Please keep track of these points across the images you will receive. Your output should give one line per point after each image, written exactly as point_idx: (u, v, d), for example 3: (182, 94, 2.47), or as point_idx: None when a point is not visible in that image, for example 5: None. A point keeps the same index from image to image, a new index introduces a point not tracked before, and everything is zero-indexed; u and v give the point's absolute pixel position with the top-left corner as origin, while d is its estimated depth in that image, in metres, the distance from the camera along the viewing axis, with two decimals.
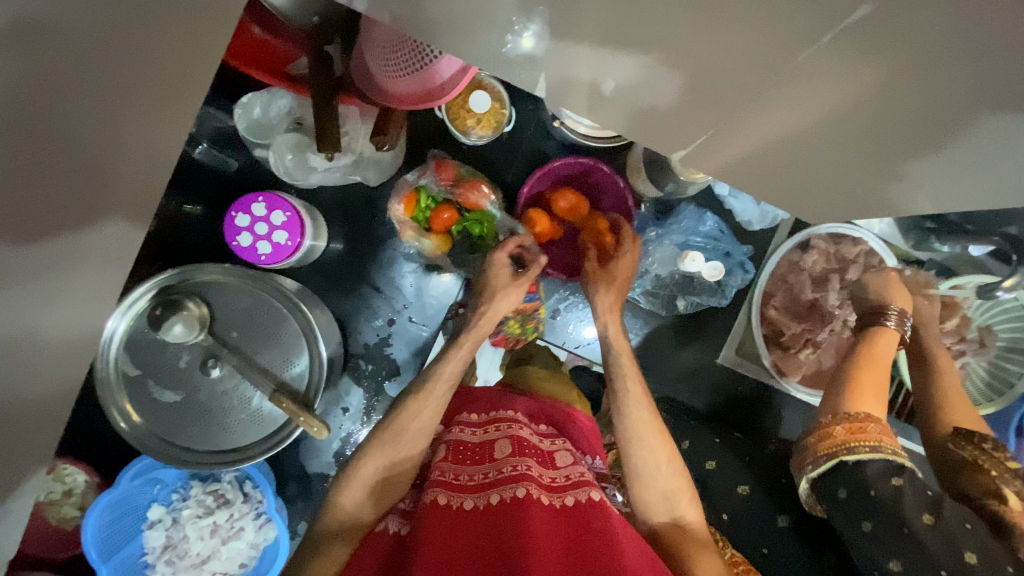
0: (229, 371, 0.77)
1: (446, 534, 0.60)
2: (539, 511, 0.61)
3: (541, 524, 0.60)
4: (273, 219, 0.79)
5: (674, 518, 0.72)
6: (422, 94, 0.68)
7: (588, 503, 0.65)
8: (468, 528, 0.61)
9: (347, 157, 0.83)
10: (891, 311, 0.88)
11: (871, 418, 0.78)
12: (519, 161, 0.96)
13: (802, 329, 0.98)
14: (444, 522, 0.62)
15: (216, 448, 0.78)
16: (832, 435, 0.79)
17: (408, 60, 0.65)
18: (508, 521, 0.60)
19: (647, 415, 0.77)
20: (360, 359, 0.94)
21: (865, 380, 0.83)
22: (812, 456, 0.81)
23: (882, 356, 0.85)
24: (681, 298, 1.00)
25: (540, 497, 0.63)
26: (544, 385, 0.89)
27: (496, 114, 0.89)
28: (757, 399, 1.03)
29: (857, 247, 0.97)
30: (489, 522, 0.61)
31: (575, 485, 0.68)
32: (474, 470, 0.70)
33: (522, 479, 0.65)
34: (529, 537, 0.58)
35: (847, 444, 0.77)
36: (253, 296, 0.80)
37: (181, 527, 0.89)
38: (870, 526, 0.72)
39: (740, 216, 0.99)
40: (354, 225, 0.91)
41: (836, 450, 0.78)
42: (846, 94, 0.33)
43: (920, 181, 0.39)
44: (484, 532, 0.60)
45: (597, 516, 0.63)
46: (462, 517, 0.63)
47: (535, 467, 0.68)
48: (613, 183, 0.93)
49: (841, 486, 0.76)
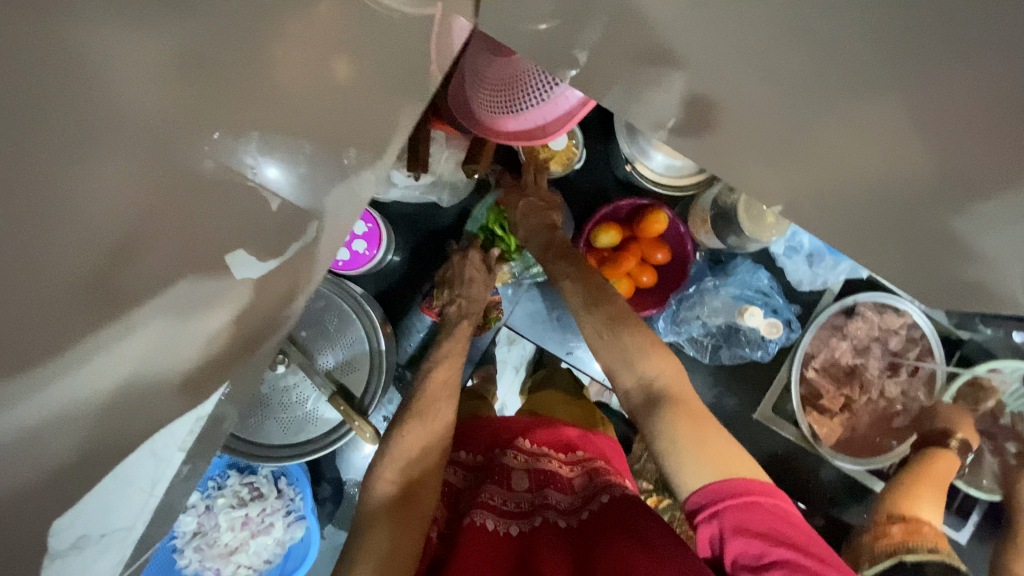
0: (292, 369, 0.80)
1: (470, 555, 0.62)
2: (551, 537, 0.66)
3: (551, 549, 0.64)
4: (355, 229, 0.84)
5: (639, 380, 0.69)
6: (522, 133, 0.69)
7: (601, 508, 0.67)
8: (492, 554, 0.64)
9: (429, 177, 0.88)
10: (954, 439, 0.93)
11: (930, 523, 0.77)
12: (583, 197, 1.00)
13: (840, 393, 1.00)
14: (474, 541, 0.65)
15: (270, 443, 0.81)
16: (889, 536, 0.78)
17: (514, 99, 0.67)
18: (526, 550, 0.65)
19: (607, 310, 0.74)
20: (406, 370, 0.96)
21: (934, 489, 0.86)
22: (870, 555, 0.79)
23: (937, 475, 0.88)
24: (725, 349, 1.01)
25: (557, 521, 0.68)
26: (562, 412, 0.94)
27: (569, 151, 0.93)
28: (789, 459, 1.03)
29: (900, 319, 0.98)
30: (512, 550, 0.65)
31: (595, 495, 0.70)
32: (496, 491, 0.72)
33: (539, 511, 0.70)
34: (540, 560, 0.62)
35: (900, 543, 0.75)
36: (325, 300, 0.84)
37: (213, 516, 0.90)
38: None
39: (791, 276, 1.01)
40: (416, 244, 0.97)
41: (892, 550, 0.75)
42: (940, 168, 0.37)
43: (986, 230, 0.41)
44: (505, 555, 0.64)
45: (606, 517, 0.64)
46: (484, 539, 0.65)
47: (552, 494, 0.72)
48: (674, 226, 0.96)
49: None
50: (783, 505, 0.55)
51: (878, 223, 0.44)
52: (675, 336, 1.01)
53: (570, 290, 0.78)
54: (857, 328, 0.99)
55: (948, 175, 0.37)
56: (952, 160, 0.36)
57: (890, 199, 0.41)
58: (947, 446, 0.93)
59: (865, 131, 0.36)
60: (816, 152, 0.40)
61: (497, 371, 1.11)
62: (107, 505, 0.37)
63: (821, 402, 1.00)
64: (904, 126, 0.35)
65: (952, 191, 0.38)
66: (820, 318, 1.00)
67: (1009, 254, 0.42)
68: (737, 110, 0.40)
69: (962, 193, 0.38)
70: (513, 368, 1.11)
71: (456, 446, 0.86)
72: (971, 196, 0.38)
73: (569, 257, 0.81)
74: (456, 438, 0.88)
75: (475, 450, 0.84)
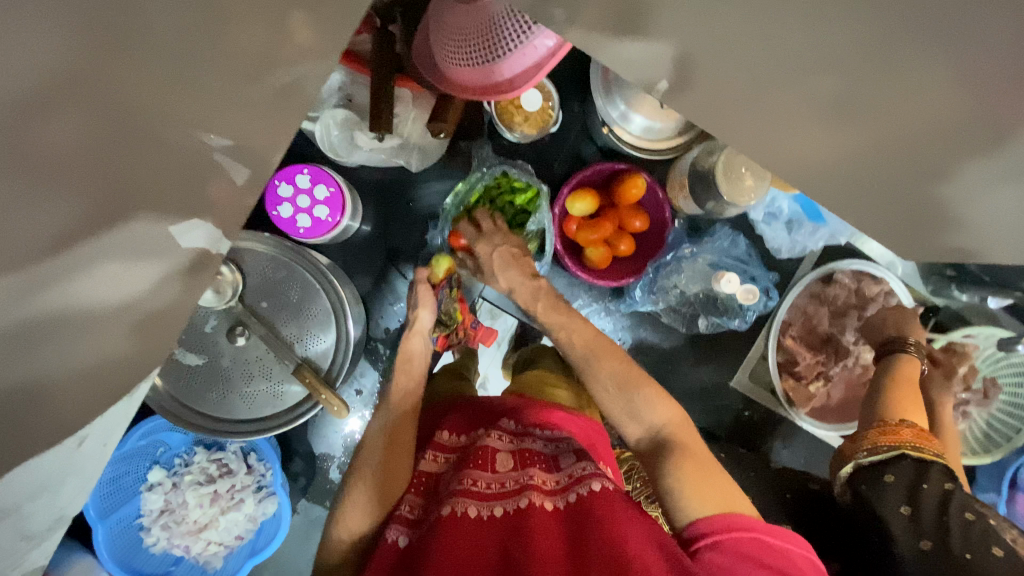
0: (254, 341, 0.77)
1: (450, 544, 0.58)
2: (542, 518, 0.61)
3: (543, 531, 0.60)
4: (316, 193, 0.79)
5: (647, 430, 0.72)
6: (489, 86, 0.65)
7: (590, 495, 0.63)
8: (474, 542, 0.59)
9: (394, 139, 0.84)
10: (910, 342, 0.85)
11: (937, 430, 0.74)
12: (561, 163, 0.97)
13: (816, 361, 0.99)
14: (454, 532, 0.60)
15: (233, 418, 0.78)
16: (897, 433, 0.73)
17: (476, 49, 0.63)
18: (512, 533, 0.60)
19: (608, 362, 0.75)
20: (379, 343, 0.94)
21: (913, 397, 0.78)
22: (867, 443, 0.75)
23: (912, 380, 0.82)
24: (703, 317, 1.00)
25: (543, 503, 0.63)
26: (554, 393, 0.92)
27: (544, 113, 0.89)
28: (766, 425, 1.03)
29: (878, 286, 0.97)
30: (495, 532, 0.61)
31: (580, 481, 0.66)
32: (478, 475, 0.67)
33: (525, 490, 0.65)
34: (530, 547, 0.57)
35: (911, 442, 0.72)
36: (287, 269, 0.80)
37: (180, 492, 0.89)
38: (1001, 550, 0.63)
39: (770, 243, 1.01)
40: (386, 212, 0.93)
41: (899, 444, 0.72)
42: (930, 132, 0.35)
43: (983, 202, 0.40)
44: (488, 542, 0.60)
45: (598, 511, 0.61)
46: (467, 527, 0.61)
47: (538, 475, 0.67)
48: (652, 192, 0.92)
49: (890, 471, 0.71)
50: (797, 552, 0.57)
51: (865, 193, 0.42)
52: (652, 305, 0.99)
53: (579, 340, 0.77)
54: (835, 294, 0.98)
55: (941, 127, 0.35)
56: (943, 104, 0.34)
57: (878, 164, 0.39)
58: (907, 350, 0.85)
59: (853, 73, 0.33)
60: (805, 110, 0.36)
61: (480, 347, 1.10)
62: (47, 480, 0.33)
63: (797, 369, 0.99)
64: (897, 70, 0.32)
65: (944, 139, 0.36)
66: (799, 285, 0.99)
67: (998, 217, 0.41)
68: (714, 70, 0.35)
69: (951, 146, 0.36)
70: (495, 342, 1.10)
71: (438, 427, 0.83)
72: (967, 155, 0.36)
73: (546, 298, 0.82)
74: (438, 421, 0.85)
75: (457, 432, 0.80)
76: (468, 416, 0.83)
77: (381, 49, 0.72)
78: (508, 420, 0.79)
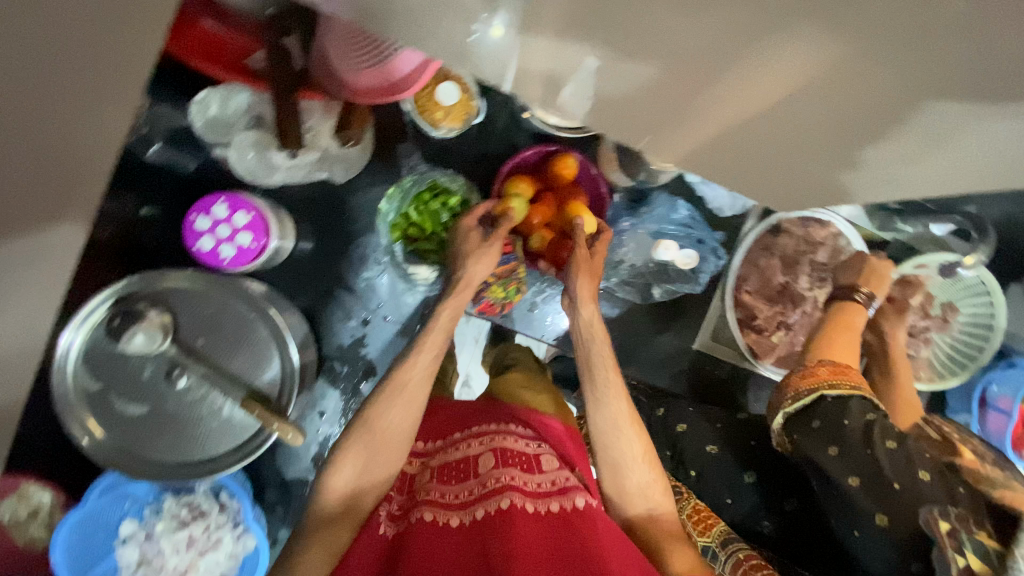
0: (196, 380, 0.76)
1: (427, 550, 0.59)
2: (521, 519, 0.60)
3: (522, 532, 0.58)
4: (237, 220, 0.77)
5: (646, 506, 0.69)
6: (384, 89, 0.67)
7: (575, 509, 0.64)
8: (452, 547, 0.60)
9: (313, 152, 0.84)
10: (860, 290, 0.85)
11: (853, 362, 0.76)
12: (493, 154, 0.95)
13: (774, 312, 0.99)
14: (432, 541, 0.61)
15: (186, 461, 0.77)
16: (815, 375, 0.76)
17: (370, 54, 0.65)
18: (489, 535, 0.59)
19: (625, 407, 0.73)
20: (335, 361, 0.93)
21: (842, 341, 0.80)
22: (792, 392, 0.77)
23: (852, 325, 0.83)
24: (657, 286, 1.00)
25: (524, 505, 0.62)
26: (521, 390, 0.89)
27: (466, 106, 0.88)
28: (734, 383, 1.04)
29: (824, 230, 0.98)
30: (472, 534, 0.61)
31: (561, 491, 0.66)
32: (460, 488, 0.67)
33: (505, 489, 0.63)
34: (508, 549, 0.56)
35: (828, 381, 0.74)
36: (221, 304, 0.78)
37: (155, 541, 0.87)
38: (926, 473, 0.64)
39: (711, 204, 1.01)
40: (323, 227, 0.91)
41: (817, 386, 0.74)
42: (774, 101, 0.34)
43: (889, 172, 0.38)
44: (465, 547, 0.59)
45: (581, 526, 0.61)
46: (445, 533, 0.62)
47: (519, 475, 0.66)
48: (585, 169, 0.92)
49: (817, 416, 0.73)
50: None
51: None
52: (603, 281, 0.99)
53: (601, 383, 0.75)
54: (784, 244, 0.98)
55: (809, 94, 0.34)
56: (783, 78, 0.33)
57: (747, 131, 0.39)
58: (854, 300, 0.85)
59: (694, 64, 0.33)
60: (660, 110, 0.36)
61: (456, 346, 1.06)
62: None
63: (757, 323, 0.99)
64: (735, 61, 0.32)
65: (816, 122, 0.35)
66: (745, 242, 0.99)
67: None
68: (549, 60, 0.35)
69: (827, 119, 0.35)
70: (472, 339, 1.06)
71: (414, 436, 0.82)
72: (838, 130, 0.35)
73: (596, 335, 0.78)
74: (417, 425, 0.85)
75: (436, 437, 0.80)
76: (451, 420, 0.82)
77: (275, 64, 0.66)
78: (490, 422, 0.77)
